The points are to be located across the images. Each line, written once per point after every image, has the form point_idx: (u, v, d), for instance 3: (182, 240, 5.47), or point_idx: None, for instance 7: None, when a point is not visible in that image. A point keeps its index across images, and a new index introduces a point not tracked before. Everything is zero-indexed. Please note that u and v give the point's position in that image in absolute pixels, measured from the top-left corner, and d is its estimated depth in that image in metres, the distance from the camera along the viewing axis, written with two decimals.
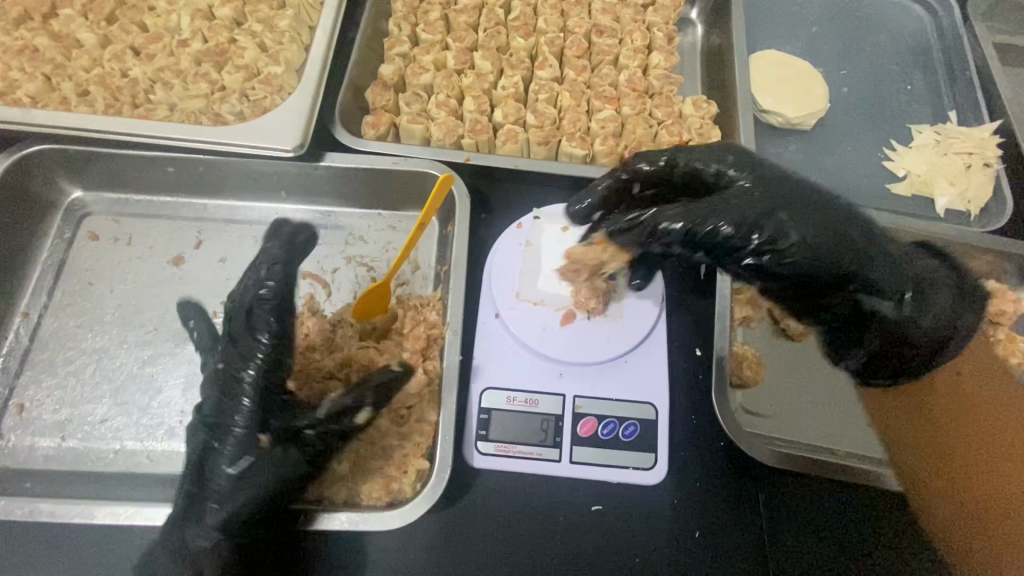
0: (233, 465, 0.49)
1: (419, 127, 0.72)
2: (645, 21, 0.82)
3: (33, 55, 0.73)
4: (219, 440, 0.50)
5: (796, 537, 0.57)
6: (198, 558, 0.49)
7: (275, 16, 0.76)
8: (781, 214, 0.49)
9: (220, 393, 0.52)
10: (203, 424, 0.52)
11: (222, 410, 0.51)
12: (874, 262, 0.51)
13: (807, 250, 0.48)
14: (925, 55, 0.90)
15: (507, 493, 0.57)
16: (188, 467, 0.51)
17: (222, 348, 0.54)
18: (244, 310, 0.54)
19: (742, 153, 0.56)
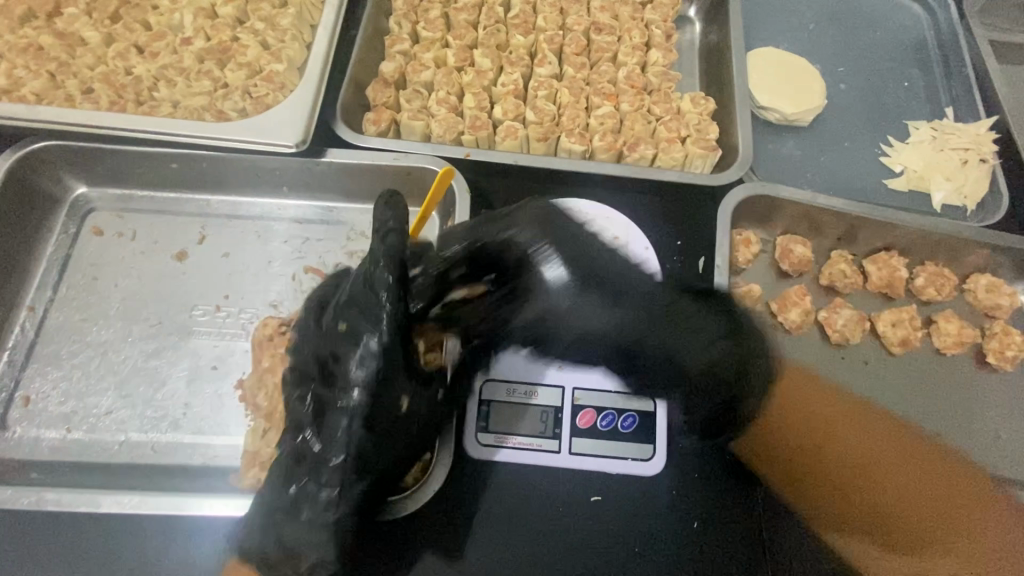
0: (352, 422, 0.53)
1: (419, 124, 0.72)
2: (644, 19, 0.83)
3: (38, 53, 0.74)
4: (339, 396, 0.54)
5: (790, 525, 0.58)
6: (253, 527, 0.51)
7: (277, 13, 0.77)
8: (585, 298, 0.60)
9: (338, 352, 0.55)
10: (322, 391, 0.54)
11: (344, 378, 0.54)
12: (626, 336, 0.59)
13: (588, 332, 0.60)
14: (922, 52, 0.91)
15: (508, 484, 0.58)
16: (302, 433, 0.54)
17: (349, 307, 0.56)
18: (362, 277, 0.55)
19: (494, 219, 0.62)
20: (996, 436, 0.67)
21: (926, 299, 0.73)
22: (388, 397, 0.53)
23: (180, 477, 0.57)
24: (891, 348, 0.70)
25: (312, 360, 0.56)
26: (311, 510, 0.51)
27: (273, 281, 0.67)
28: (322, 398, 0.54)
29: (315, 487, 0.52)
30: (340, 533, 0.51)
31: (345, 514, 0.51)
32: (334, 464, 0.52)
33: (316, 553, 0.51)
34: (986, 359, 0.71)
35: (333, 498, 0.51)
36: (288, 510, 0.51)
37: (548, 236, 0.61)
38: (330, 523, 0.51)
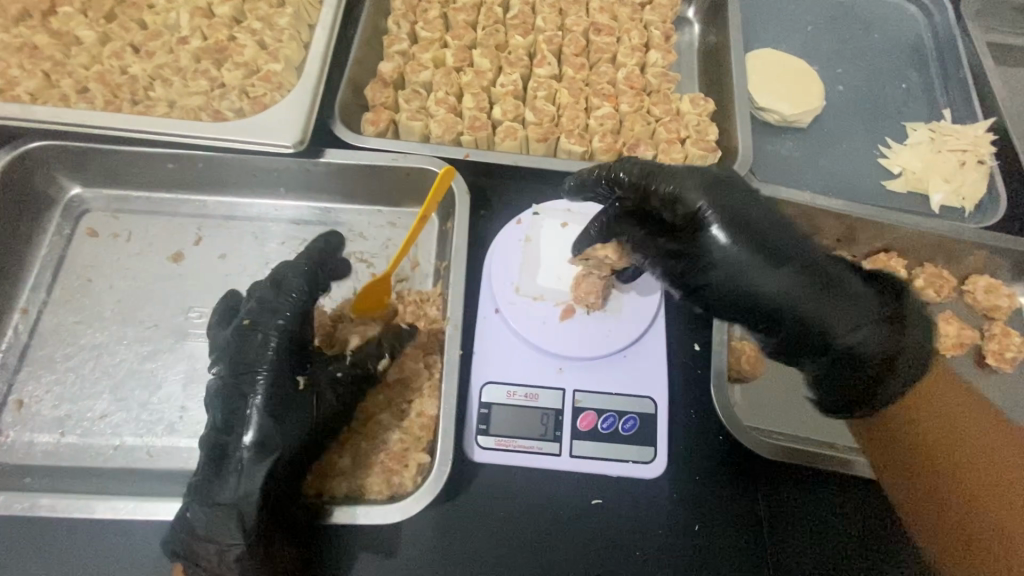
0: (261, 425, 0.51)
1: (418, 124, 0.72)
2: (643, 20, 0.83)
3: (33, 52, 0.73)
4: (246, 401, 0.51)
5: (792, 527, 0.57)
6: (203, 547, 0.48)
7: (275, 13, 0.76)
8: (736, 250, 0.52)
9: (242, 353, 0.53)
10: (229, 378, 0.53)
11: (243, 365, 0.53)
12: (822, 298, 0.52)
13: (767, 299, 0.52)
14: (919, 54, 0.91)
15: (508, 488, 0.58)
16: (214, 417, 0.52)
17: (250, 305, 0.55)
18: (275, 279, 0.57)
19: (706, 176, 0.55)
20: None
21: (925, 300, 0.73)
22: (281, 376, 0.52)
23: (176, 482, 0.56)
24: None
25: (225, 351, 0.55)
26: (218, 496, 0.49)
27: None
28: (232, 383, 0.52)
29: (225, 468, 0.50)
30: (246, 518, 0.49)
31: (251, 497, 0.49)
32: (243, 445, 0.50)
33: (236, 537, 0.48)
34: (985, 361, 0.71)
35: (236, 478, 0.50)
36: (201, 495, 0.49)
37: (740, 200, 0.54)
38: (235, 504, 0.49)
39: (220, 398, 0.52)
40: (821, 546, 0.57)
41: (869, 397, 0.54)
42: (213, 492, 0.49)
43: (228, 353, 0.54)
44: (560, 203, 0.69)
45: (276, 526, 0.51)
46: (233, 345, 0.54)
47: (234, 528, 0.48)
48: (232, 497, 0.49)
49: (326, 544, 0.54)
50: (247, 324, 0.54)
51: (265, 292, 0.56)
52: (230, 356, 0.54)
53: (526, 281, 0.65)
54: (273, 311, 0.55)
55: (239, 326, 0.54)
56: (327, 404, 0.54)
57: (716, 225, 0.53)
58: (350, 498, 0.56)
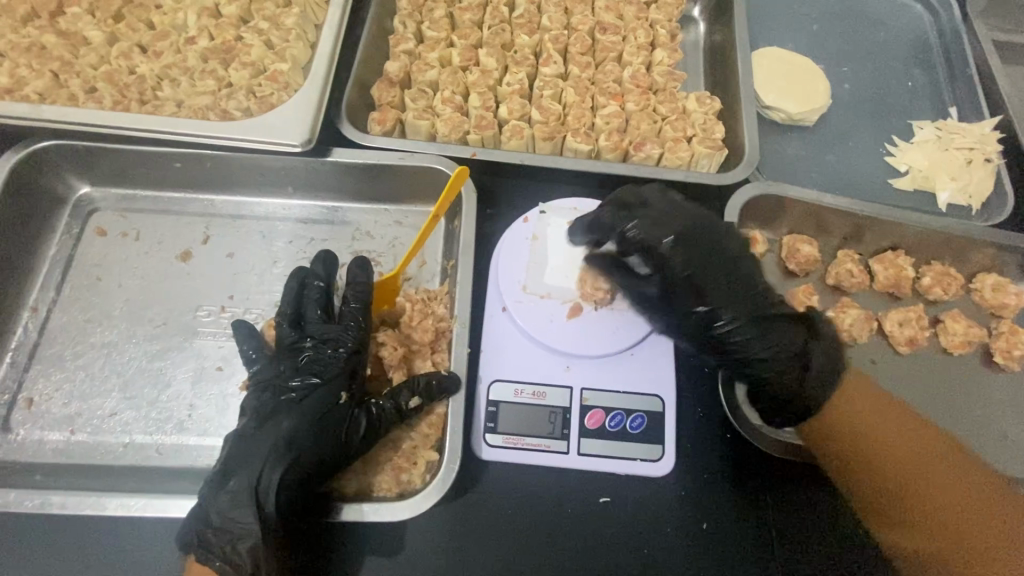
0: (297, 425, 0.54)
1: (425, 123, 0.72)
2: (648, 19, 0.83)
3: (41, 52, 0.74)
4: (289, 400, 0.56)
5: (801, 528, 0.57)
6: (215, 536, 0.50)
7: (281, 13, 0.76)
8: (679, 280, 0.59)
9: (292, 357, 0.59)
10: (268, 387, 0.57)
11: (289, 379, 0.57)
12: (749, 332, 0.57)
13: (697, 319, 0.59)
14: (925, 52, 0.91)
15: (516, 485, 0.58)
16: (244, 422, 0.55)
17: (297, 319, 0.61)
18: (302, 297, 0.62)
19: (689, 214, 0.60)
20: (1005, 436, 0.66)
21: (932, 298, 0.73)
22: (329, 393, 0.56)
23: (186, 480, 0.56)
24: (899, 347, 0.70)
25: (264, 364, 0.59)
26: (231, 485, 0.51)
27: (277, 281, 0.66)
28: (271, 392, 0.57)
29: (240, 463, 0.52)
30: (261, 512, 0.50)
31: (262, 492, 0.51)
32: (274, 441, 0.53)
33: (248, 527, 0.50)
34: (993, 359, 0.70)
35: (254, 475, 0.51)
36: (213, 492, 0.51)
37: (692, 238, 0.59)
38: (250, 498, 0.50)
39: (259, 401, 0.56)
40: (831, 547, 0.57)
41: (788, 415, 0.58)
42: (222, 489, 0.51)
43: (265, 366, 0.59)
44: (567, 201, 0.69)
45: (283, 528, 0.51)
46: (272, 360, 0.59)
47: (244, 519, 0.50)
48: (250, 490, 0.50)
49: (334, 543, 0.54)
50: (291, 340, 0.60)
51: (309, 310, 0.61)
52: (269, 370, 0.58)
53: (533, 279, 0.65)
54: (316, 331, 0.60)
55: (284, 343, 0.60)
56: (358, 431, 0.54)
57: (670, 261, 0.59)
58: (359, 496, 0.56)
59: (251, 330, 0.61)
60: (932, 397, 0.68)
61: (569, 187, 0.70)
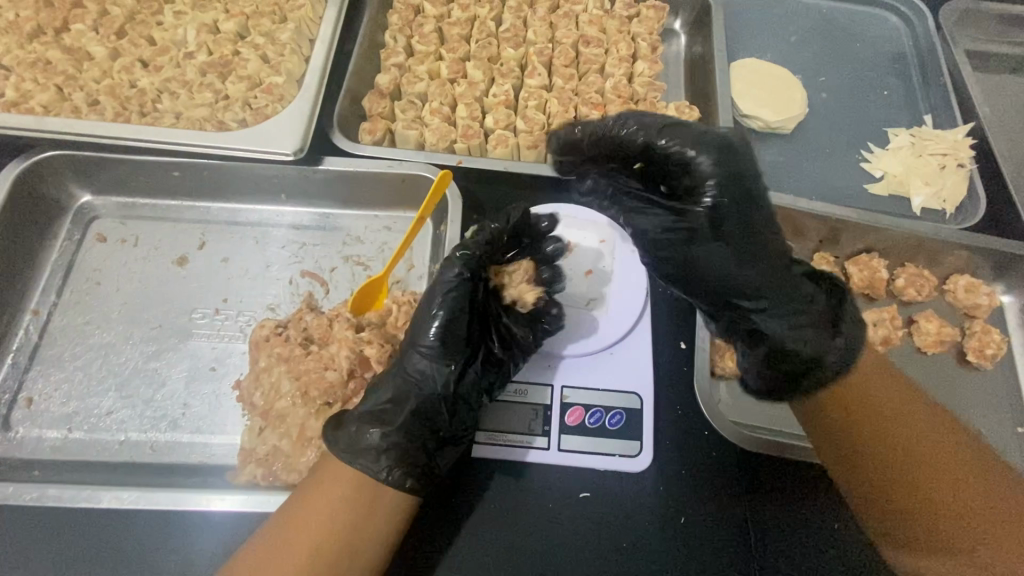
0: (429, 442, 0.54)
1: (413, 133, 0.75)
2: (630, 32, 0.86)
3: (46, 68, 0.77)
4: (424, 426, 0.54)
5: (784, 517, 0.59)
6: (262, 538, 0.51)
7: (277, 29, 0.80)
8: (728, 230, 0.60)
9: (420, 387, 0.55)
10: (422, 339, 0.56)
11: (419, 401, 0.55)
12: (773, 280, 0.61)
13: (734, 276, 0.60)
14: (901, 63, 0.94)
15: (497, 481, 0.59)
16: (394, 377, 0.56)
17: (423, 354, 0.56)
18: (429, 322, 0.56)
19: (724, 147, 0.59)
20: (979, 433, 0.68)
21: (906, 299, 0.75)
22: (437, 409, 0.55)
23: (176, 476, 0.58)
24: (874, 346, 0.72)
25: (423, 321, 0.57)
26: (379, 428, 0.53)
27: (271, 284, 0.69)
28: (428, 345, 0.56)
29: (395, 414, 0.54)
30: (406, 459, 0.53)
31: (411, 438, 0.54)
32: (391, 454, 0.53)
33: (388, 468, 0.52)
34: (967, 358, 0.72)
35: (405, 424, 0.54)
36: (349, 441, 0.53)
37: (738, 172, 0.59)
38: (396, 447, 0.53)
39: (409, 360, 0.56)
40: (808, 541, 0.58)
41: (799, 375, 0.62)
42: (357, 441, 0.53)
43: (430, 316, 0.56)
44: (546, 207, 0.71)
45: (426, 475, 0.53)
46: (440, 291, 0.57)
47: (383, 463, 0.52)
48: (400, 442, 0.53)
49: None
50: (455, 287, 0.57)
51: (470, 261, 0.58)
52: (430, 326, 0.56)
53: None
54: (478, 277, 0.58)
55: (451, 294, 0.57)
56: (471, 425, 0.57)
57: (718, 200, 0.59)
58: None
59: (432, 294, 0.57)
60: None
61: (551, 193, 0.73)
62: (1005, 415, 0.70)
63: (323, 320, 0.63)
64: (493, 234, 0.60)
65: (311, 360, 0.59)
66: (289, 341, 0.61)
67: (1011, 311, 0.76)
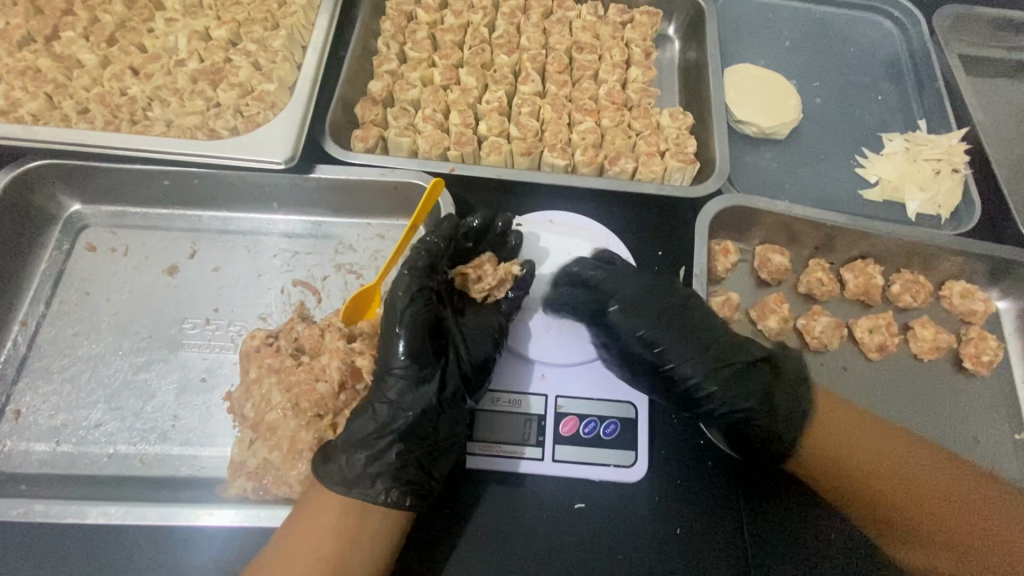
0: (417, 461, 0.54)
1: (406, 140, 0.75)
2: (624, 38, 0.86)
3: (36, 75, 0.77)
4: (407, 446, 0.54)
5: (785, 528, 0.58)
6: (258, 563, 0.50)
7: (269, 36, 0.79)
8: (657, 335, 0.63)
9: (394, 413, 0.55)
10: (387, 369, 0.57)
11: (392, 426, 0.55)
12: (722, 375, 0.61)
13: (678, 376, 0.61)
14: (895, 68, 0.94)
15: (491, 492, 0.58)
16: (372, 405, 0.56)
17: (390, 381, 0.57)
18: (385, 349, 0.57)
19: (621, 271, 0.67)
20: (976, 440, 0.68)
21: (902, 305, 0.75)
22: (422, 425, 0.55)
23: (166, 489, 0.57)
24: (869, 353, 0.71)
25: (385, 346, 0.58)
26: (367, 453, 0.53)
27: (262, 294, 0.68)
28: (396, 366, 0.57)
29: (382, 441, 0.54)
30: (402, 478, 0.53)
31: (404, 458, 0.54)
32: (381, 480, 0.53)
33: (386, 490, 0.52)
34: (963, 364, 0.72)
35: (393, 447, 0.54)
36: (342, 469, 0.53)
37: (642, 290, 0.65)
38: (389, 469, 0.53)
39: (381, 386, 0.57)
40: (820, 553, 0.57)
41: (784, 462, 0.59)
42: (349, 470, 0.53)
43: (389, 342, 0.57)
44: (539, 214, 0.71)
45: (425, 491, 0.54)
46: (392, 315, 0.58)
47: (379, 486, 0.52)
48: (392, 464, 0.53)
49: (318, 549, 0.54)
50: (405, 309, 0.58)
51: (415, 281, 0.59)
52: (392, 352, 0.57)
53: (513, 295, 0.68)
54: (429, 288, 0.60)
55: (410, 312, 0.58)
56: (459, 435, 0.56)
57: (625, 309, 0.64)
58: None
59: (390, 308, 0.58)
60: (902, 401, 0.69)
61: (544, 201, 0.73)
62: (1002, 421, 0.69)
63: (314, 331, 0.62)
64: (437, 245, 0.62)
65: (301, 372, 0.59)
66: (280, 352, 0.61)
67: (1007, 317, 0.76)
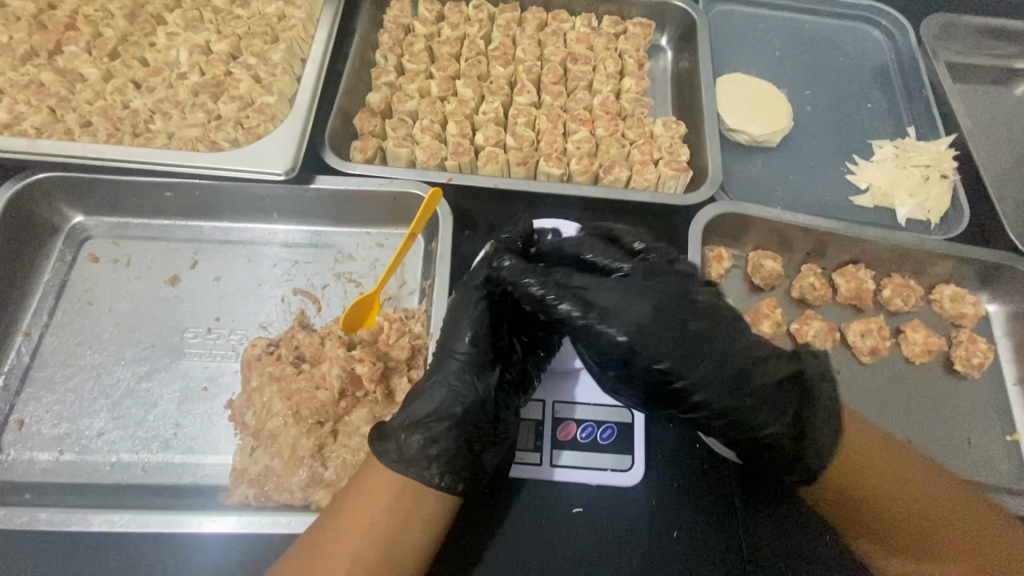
0: (476, 445, 0.55)
1: (405, 151, 0.76)
2: (618, 49, 0.87)
3: (39, 90, 0.78)
4: (470, 430, 0.55)
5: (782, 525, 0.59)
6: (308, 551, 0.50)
7: (269, 49, 0.81)
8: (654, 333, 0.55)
9: (457, 394, 0.56)
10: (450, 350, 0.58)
11: (454, 408, 0.55)
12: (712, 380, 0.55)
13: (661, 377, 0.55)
14: (883, 77, 0.96)
15: (490, 497, 0.59)
16: (433, 385, 0.57)
17: (455, 365, 0.57)
18: (455, 333, 0.59)
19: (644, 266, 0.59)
20: (969, 441, 0.68)
21: (894, 309, 0.76)
22: (483, 410, 0.56)
23: (168, 496, 0.58)
24: (862, 356, 0.72)
25: (449, 331, 0.59)
26: (424, 434, 0.54)
27: (263, 303, 0.69)
28: (459, 350, 0.58)
29: (441, 421, 0.55)
30: (456, 461, 0.54)
31: (461, 443, 0.54)
32: (435, 463, 0.53)
33: (440, 473, 0.53)
34: (954, 367, 0.73)
35: (453, 429, 0.55)
36: (399, 446, 0.54)
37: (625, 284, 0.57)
38: (446, 453, 0.53)
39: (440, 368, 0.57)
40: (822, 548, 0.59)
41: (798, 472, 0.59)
42: (406, 450, 0.53)
43: (457, 323, 0.59)
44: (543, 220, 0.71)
45: (476, 476, 0.54)
46: (463, 301, 0.60)
47: (435, 469, 0.53)
48: (448, 448, 0.54)
49: None
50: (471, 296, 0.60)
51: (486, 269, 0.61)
52: (461, 335, 0.58)
53: None
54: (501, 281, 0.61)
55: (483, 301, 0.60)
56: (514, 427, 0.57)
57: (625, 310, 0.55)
58: None
59: (466, 294, 0.61)
60: (895, 403, 0.70)
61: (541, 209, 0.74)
62: (994, 422, 0.70)
63: (314, 339, 0.63)
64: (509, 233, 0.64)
65: (302, 380, 0.60)
66: (280, 360, 0.62)
67: (997, 320, 0.77)
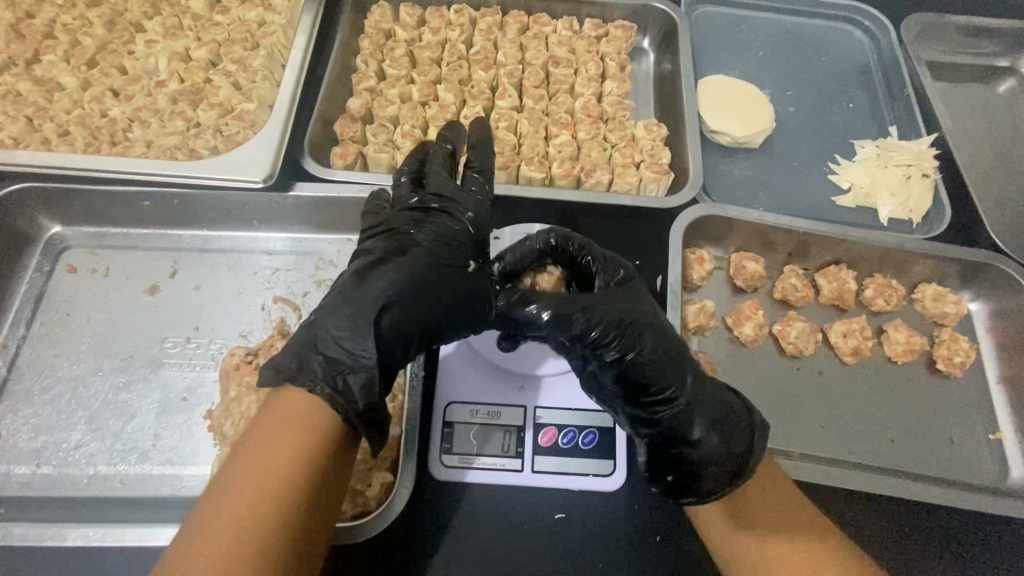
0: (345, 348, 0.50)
1: (385, 156, 0.75)
2: (599, 51, 0.87)
3: (16, 99, 0.78)
4: (348, 329, 0.50)
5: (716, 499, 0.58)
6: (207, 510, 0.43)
7: (249, 55, 0.81)
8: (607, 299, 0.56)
9: (340, 298, 0.52)
10: (376, 275, 0.54)
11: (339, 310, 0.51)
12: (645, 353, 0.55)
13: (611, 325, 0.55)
14: (866, 77, 0.96)
15: (474, 504, 0.59)
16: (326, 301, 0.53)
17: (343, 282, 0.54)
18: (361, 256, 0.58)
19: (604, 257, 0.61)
20: (951, 440, 0.68)
21: (876, 309, 0.76)
22: (361, 307, 0.51)
23: (146, 508, 0.58)
24: (844, 357, 0.72)
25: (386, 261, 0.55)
26: (327, 354, 0.49)
27: (243, 312, 0.69)
28: (390, 274, 0.54)
29: (361, 340, 0.50)
30: (370, 391, 0.49)
31: (345, 351, 0.50)
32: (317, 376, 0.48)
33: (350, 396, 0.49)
34: (937, 366, 0.73)
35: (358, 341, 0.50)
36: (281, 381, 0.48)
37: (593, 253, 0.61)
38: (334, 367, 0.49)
39: (365, 287, 0.52)
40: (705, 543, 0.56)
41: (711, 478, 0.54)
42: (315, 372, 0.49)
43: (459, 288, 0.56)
44: (516, 227, 0.72)
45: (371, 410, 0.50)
46: (450, 255, 0.58)
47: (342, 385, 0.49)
48: (338, 358, 0.49)
49: (339, 550, 0.56)
50: (457, 251, 0.58)
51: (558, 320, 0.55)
52: (439, 291, 0.55)
53: None
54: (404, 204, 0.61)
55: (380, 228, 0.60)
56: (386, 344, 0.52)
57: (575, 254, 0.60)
58: None
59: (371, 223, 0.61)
60: (877, 404, 0.70)
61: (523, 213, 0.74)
62: (975, 419, 0.71)
63: None
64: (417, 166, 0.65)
65: None
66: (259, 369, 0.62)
67: (979, 318, 0.78)
